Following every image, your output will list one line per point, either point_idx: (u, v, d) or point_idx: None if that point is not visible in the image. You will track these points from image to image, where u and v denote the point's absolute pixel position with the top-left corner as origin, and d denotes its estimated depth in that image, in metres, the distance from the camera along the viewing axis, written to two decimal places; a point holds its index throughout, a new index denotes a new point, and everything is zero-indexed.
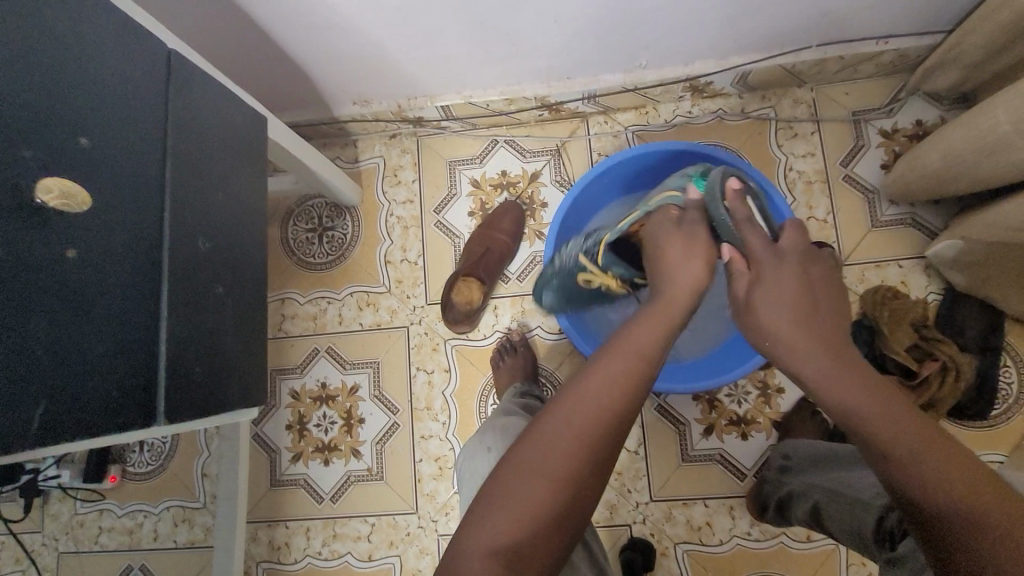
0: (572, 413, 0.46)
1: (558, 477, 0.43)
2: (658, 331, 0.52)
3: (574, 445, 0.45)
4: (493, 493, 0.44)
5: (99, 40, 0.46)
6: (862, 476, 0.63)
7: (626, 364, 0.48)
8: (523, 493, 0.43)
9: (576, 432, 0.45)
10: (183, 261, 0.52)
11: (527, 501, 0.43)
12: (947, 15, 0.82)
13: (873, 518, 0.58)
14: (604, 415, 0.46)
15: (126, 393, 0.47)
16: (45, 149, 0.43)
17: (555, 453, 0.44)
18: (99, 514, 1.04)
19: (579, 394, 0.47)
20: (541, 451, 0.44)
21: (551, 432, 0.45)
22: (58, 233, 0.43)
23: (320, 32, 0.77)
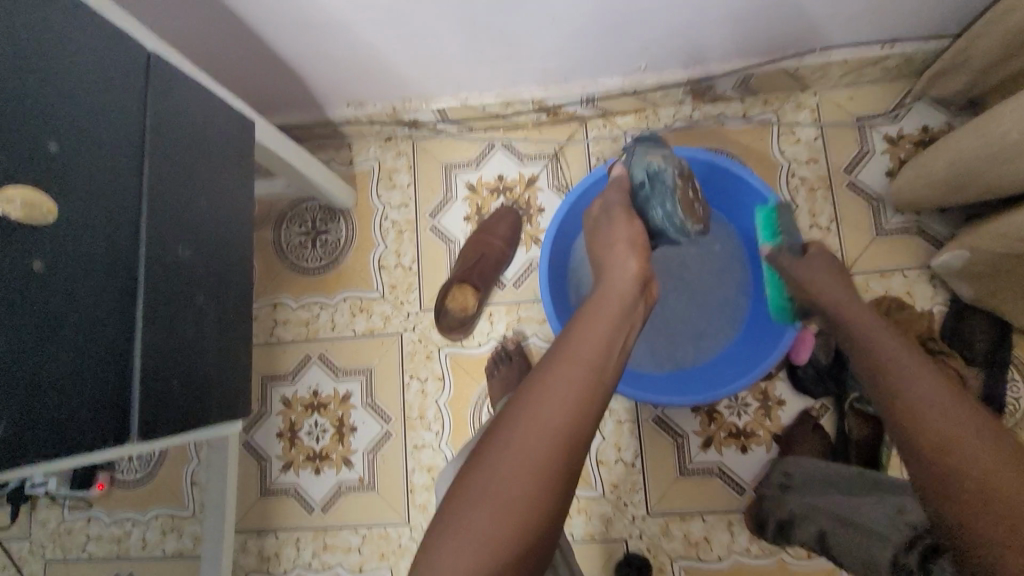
0: (527, 429, 0.45)
1: (520, 490, 0.43)
2: (601, 331, 0.52)
3: (532, 461, 0.44)
4: (448, 526, 0.43)
5: (71, 41, 0.45)
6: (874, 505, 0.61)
7: (577, 374, 0.48)
8: (476, 524, 0.42)
9: (526, 454, 0.44)
10: (159, 271, 0.50)
11: (488, 518, 0.42)
12: (955, 17, 0.79)
13: (889, 554, 0.56)
14: (554, 433, 0.45)
15: (97, 410, 0.45)
16: (11, 155, 0.41)
17: (515, 469, 0.44)
18: (87, 521, 1.02)
19: (528, 412, 0.46)
20: (499, 465, 0.44)
21: (508, 446, 0.45)
22: (25, 245, 0.41)
23: (311, 33, 0.75)
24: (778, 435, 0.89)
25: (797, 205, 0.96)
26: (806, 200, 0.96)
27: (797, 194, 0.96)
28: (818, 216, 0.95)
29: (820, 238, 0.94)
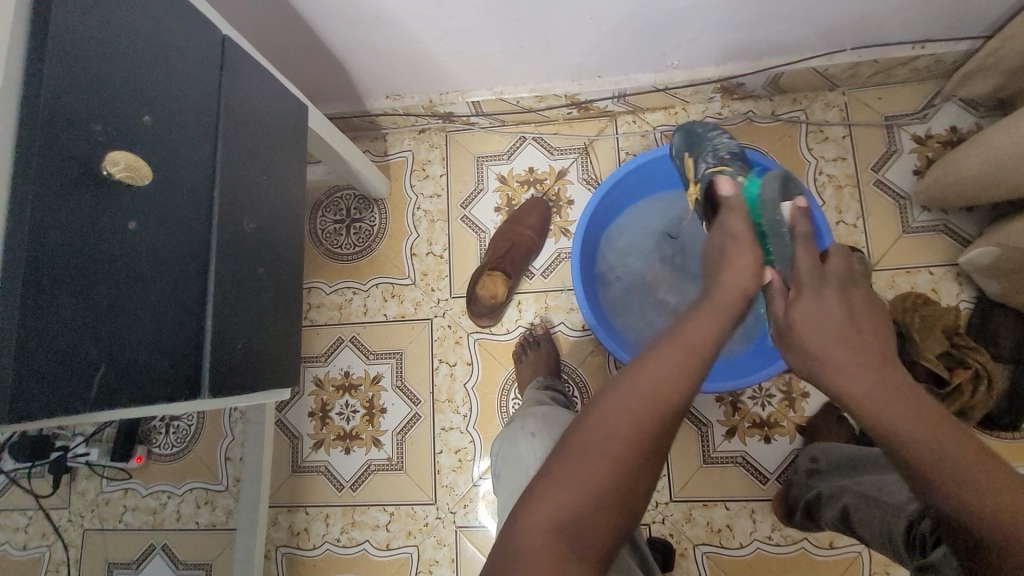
0: (634, 411, 0.46)
1: (621, 469, 0.44)
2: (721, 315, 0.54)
3: (643, 444, 0.45)
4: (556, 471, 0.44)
5: (161, 20, 0.48)
6: (898, 480, 0.62)
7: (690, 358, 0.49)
8: (585, 466, 0.44)
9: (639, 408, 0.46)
10: (229, 242, 0.53)
11: (589, 484, 0.43)
12: (987, 20, 0.81)
13: (904, 522, 0.57)
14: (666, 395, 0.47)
15: (177, 361, 0.48)
16: (113, 124, 0.44)
17: (622, 444, 0.44)
18: (124, 493, 1.06)
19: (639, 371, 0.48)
20: (608, 441, 0.44)
21: (619, 426, 0.45)
22: (121, 205, 0.44)
23: (359, 25, 0.78)
24: (801, 426, 0.91)
25: (824, 202, 0.98)
26: (833, 197, 0.97)
27: (824, 191, 0.98)
28: (844, 213, 0.97)
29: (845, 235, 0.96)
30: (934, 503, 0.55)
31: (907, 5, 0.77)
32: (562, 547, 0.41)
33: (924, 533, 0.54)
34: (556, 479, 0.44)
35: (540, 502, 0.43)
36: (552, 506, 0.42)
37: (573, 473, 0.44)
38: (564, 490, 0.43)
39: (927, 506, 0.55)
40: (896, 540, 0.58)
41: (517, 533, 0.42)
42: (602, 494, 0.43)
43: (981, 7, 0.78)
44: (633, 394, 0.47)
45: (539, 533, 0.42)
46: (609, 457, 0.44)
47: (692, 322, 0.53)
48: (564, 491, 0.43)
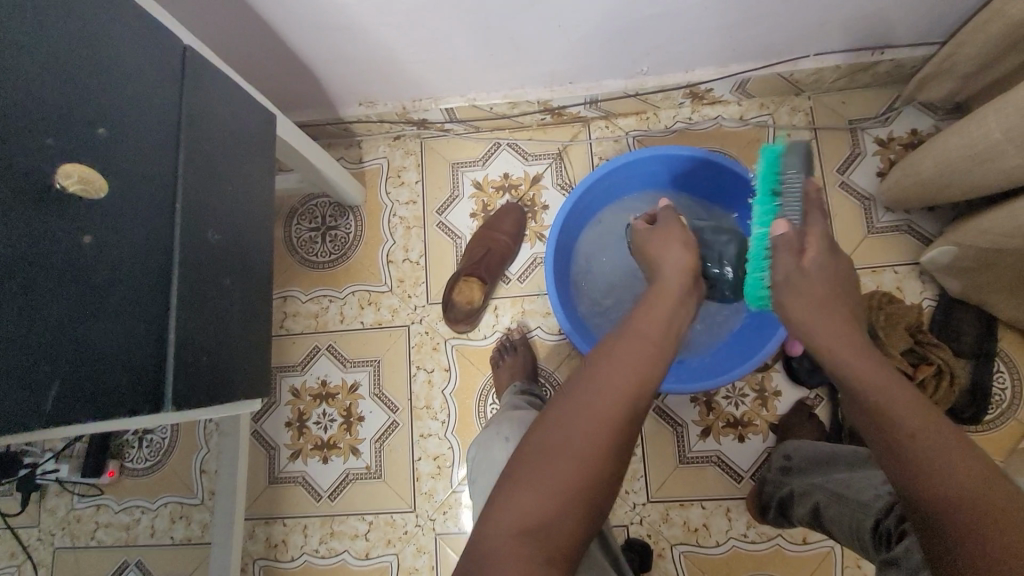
0: (584, 409, 0.47)
1: (578, 466, 0.45)
2: (665, 309, 0.56)
3: (595, 439, 0.46)
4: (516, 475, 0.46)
5: (117, 32, 0.48)
6: (867, 477, 0.63)
7: (636, 350, 0.51)
8: (542, 468, 0.45)
9: (590, 406, 0.47)
10: (193, 253, 0.53)
11: (548, 483, 0.45)
12: (941, 27, 0.83)
13: (872, 519, 0.59)
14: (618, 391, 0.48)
15: (138, 374, 0.48)
16: (67, 137, 0.44)
17: (576, 443, 0.46)
18: (96, 510, 1.04)
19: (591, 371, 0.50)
20: (561, 441, 0.46)
21: (570, 426, 0.47)
22: (75, 219, 0.44)
23: (328, 34, 0.78)
24: (773, 424, 0.93)
25: None
26: None
27: None
28: None
29: None
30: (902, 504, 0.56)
31: (865, 13, 0.80)
32: (529, 549, 0.42)
33: (893, 529, 0.56)
34: (515, 485, 0.45)
35: (501, 507, 0.44)
36: (514, 512, 0.44)
37: (531, 475, 0.45)
38: (525, 493, 0.44)
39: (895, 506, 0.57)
40: (864, 536, 0.60)
41: (483, 541, 0.43)
42: (561, 491, 0.44)
43: (933, 15, 0.81)
44: (581, 394, 0.48)
45: (505, 538, 0.43)
46: (563, 455, 0.45)
47: (634, 317, 0.55)
48: (525, 494, 0.44)
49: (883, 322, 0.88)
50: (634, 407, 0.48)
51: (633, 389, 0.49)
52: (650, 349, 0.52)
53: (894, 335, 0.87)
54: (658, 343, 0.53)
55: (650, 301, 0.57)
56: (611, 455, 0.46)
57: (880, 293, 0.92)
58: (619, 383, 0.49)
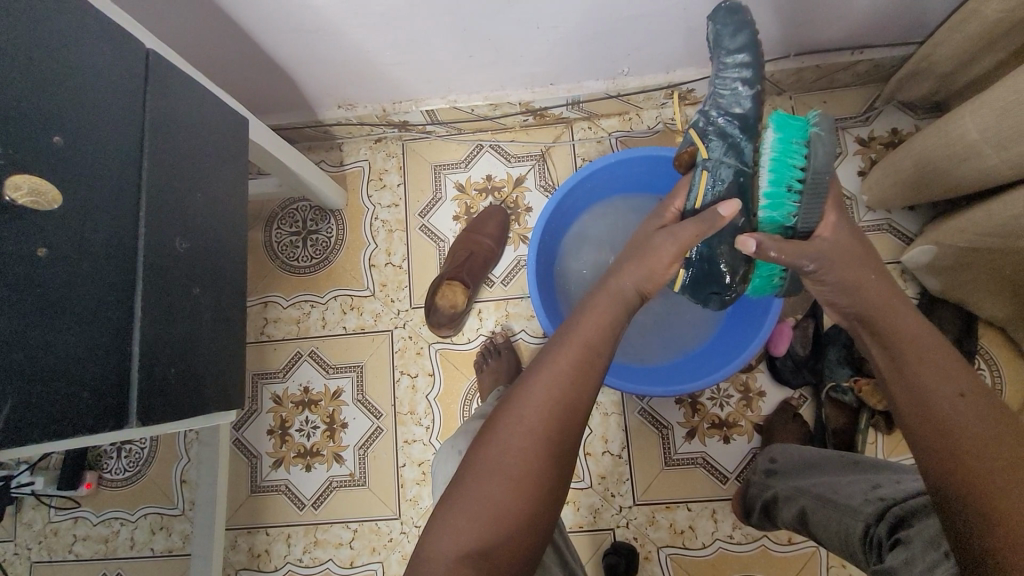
0: (518, 428, 0.48)
1: (511, 487, 0.46)
2: (607, 316, 0.56)
3: (526, 459, 0.47)
4: (459, 496, 0.47)
5: (74, 36, 0.46)
6: (855, 484, 0.64)
7: (569, 363, 0.51)
8: (484, 489, 0.46)
9: (527, 426, 0.48)
10: (158, 263, 0.51)
11: (484, 505, 0.46)
12: (918, 27, 0.84)
13: (862, 526, 0.59)
14: (555, 405, 0.49)
15: (101, 390, 0.46)
16: (19, 146, 0.42)
17: (516, 463, 0.46)
18: (73, 522, 1.01)
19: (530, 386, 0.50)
20: (493, 462, 0.47)
21: (501, 447, 0.47)
22: (29, 230, 0.43)
23: (302, 35, 0.76)
24: (758, 425, 0.93)
25: None
26: None
27: None
28: None
29: None
30: (894, 511, 0.56)
31: (844, 13, 0.80)
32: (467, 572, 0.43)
33: (885, 539, 0.55)
34: (451, 510, 0.46)
35: (438, 532, 0.46)
36: (456, 533, 0.45)
37: (468, 497, 0.46)
38: (459, 518, 0.46)
39: (886, 513, 0.57)
40: (852, 543, 0.60)
41: (424, 566, 0.45)
42: (495, 514, 0.45)
43: (911, 15, 0.81)
44: (513, 413, 0.49)
45: (444, 563, 0.44)
46: (496, 478, 0.46)
47: (569, 328, 0.55)
48: (460, 519, 0.45)
49: None
50: (565, 423, 0.48)
51: (565, 404, 0.49)
52: (584, 361, 0.52)
53: None
54: (592, 354, 0.53)
55: (589, 310, 0.57)
56: (544, 473, 0.47)
57: None
58: (550, 401, 0.49)
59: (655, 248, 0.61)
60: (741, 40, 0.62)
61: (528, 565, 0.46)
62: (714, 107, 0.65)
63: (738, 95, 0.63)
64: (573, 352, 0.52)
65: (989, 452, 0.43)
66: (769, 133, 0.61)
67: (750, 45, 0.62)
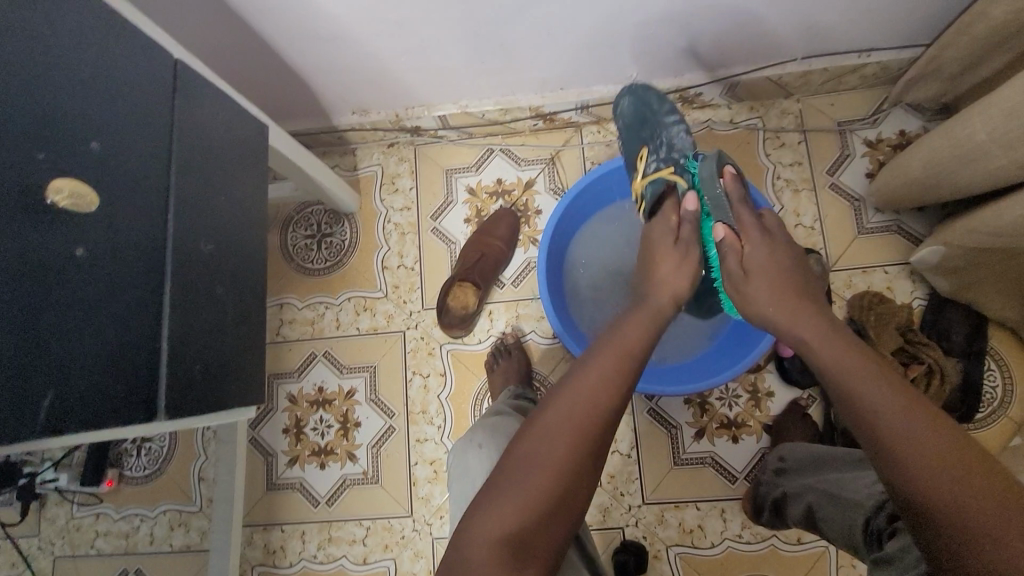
0: (562, 422, 0.50)
1: (554, 479, 0.48)
2: (647, 327, 0.59)
3: (574, 453, 0.49)
4: (500, 486, 0.48)
5: (108, 47, 0.49)
6: (858, 477, 0.63)
7: (614, 372, 0.54)
8: (530, 480, 0.48)
9: (577, 424, 0.50)
10: (185, 263, 0.53)
11: (526, 494, 0.47)
12: (924, 29, 0.84)
13: (864, 517, 0.60)
14: (603, 408, 0.51)
15: (132, 384, 0.49)
16: (58, 152, 0.45)
17: (562, 456, 0.49)
18: (95, 518, 1.04)
19: (579, 387, 0.53)
20: (540, 454, 0.49)
21: (550, 440, 0.49)
22: (67, 231, 0.45)
23: (320, 43, 0.79)
24: (767, 425, 0.93)
25: (782, 206, 1.01)
26: (790, 201, 1.01)
27: (782, 196, 1.02)
28: (802, 216, 1.00)
29: (804, 238, 1.00)
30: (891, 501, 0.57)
31: (850, 16, 0.80)
32: (503, 556, 0.44)
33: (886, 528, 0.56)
34: (490, 497, 0.48)
35: (476, 519, 0.47)
36: (494, 518, 0.46)
37: (512, 484, 0.48)
38: (502, 506, 0.47)
39: (884, 504, 0.58)
40: (855, 535, 0.61)
41: (461, 549, 0.46)
42: (537, 500, 0.47)
43: (919, 18, 0.81)
44: (563, 410, 0.51)
45: (482, 547, 0.45)
46: (543, 469, 0.48)
47: (612, 339, 0.58)
48: (502, 506, 0.47)
49: (873, 322, 0.91)
50: (604, 421, 0.51)
51: (611, 408, 0.52)
52: (627, 370, 0.55)
53: (883, 335, 0.90)
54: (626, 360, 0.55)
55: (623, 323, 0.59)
56: (588, 471, 0.49)
57: (871, 293, 0.94)
58: (598, 402, 0.52)
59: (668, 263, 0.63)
60: (667, 106, 0.80)
61: (558, 557, 0.48)
62: (654, 154, 0.75)
63: (675, 118, 0.78)
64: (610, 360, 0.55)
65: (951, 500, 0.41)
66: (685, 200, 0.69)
67: (674, 109, 0.80)
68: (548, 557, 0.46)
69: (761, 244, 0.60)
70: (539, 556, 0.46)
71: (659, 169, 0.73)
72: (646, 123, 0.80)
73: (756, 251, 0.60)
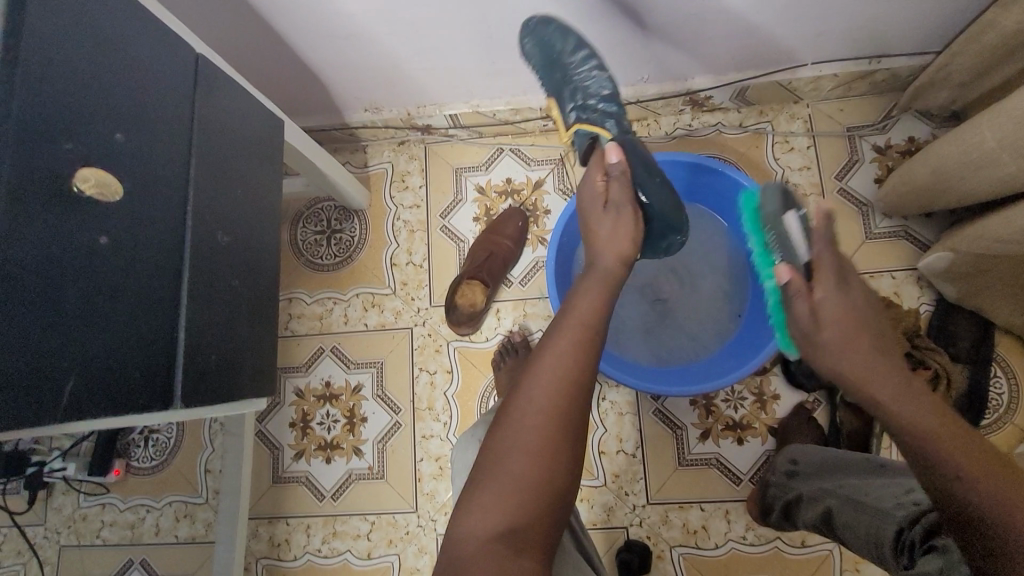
0: (530, 409, 0.50)
1: (526, 465, 0.48)
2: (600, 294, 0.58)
3: (541, 436, 0.49)
4: (480, 478, 0.49)
5: (134, 41, 0.49)
6: (885, 487, 0.64)
7: (570, 346, 0.53)
8: (506, 470, 0.48)
9: (540, 406, 0.50)
10: (203, 254, 0.54)
11: (504, 483, 0.48)
12: (935, 36, 0.85)
13: (895, 529, 0.59)
14: (561, 385, 0.51)
15: (150, 371, 0.49)
16: (84, 142, 0.45)
17: (531, 442, 0.48)
18: (102, 508, 1.05)
19: (536, 370, 0.52)
20: (512, 443, 0.49)
21: (517, 427, 0.49)
22: (92, 220, 0.45)
23: (335, 41, 0.80)
24: (773, 428, 0.94)
25: None
26: (799, 206, 1.02)
27: None
28: None
29: None
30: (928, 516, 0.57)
31: (862, 22, 0.81)
32: (493, 549, 0.45)
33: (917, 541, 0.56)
34: (476, 491, 0.48)
35: (467, 513, 0.48)
36: (479, 511, 0.47)
37: (490, 477, 0.48)
38: (484, 499, 0.48)
39: (919, 518, 0.58)
40: (882, 545, 0.61)
41: (456, 545, 0.47)
42: (519, 493, 0.47)
43: (931, 25, 0.82)
44: (524, 396, 0.51)
45: (472, 541, 0.46)
46: (515, 458, 0.48)
47: (567, 313, 0.56)
48: (484, 500, 0.47)
49: None
50: (570, 402, 0.50)
51: (568, 383, 0.51)
52: (583, 341, 0.54)
53: (891, 339, 0.89)
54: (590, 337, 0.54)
55: (576, 297, 0.58)
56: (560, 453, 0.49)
57: (880, 298, 0.93)
58: (557, 379, 0.51)
59: (608, 226, 0.61)
60: (573, 39, 0.71)
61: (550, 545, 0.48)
62: (572, 101, 0.70)
63: (587, 55, 0.71)
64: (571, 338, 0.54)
65: (983, 467, 0.45)
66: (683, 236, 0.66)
67: (579, 41, 0.71)
68: (542, 547, 0.47)
69: (830, 289, 0.57)
70: (529, 547, 0.46)
71: (580, 120, 0.69)
72: (547, 64, 0.72)
73: (827, 296, 0.56)
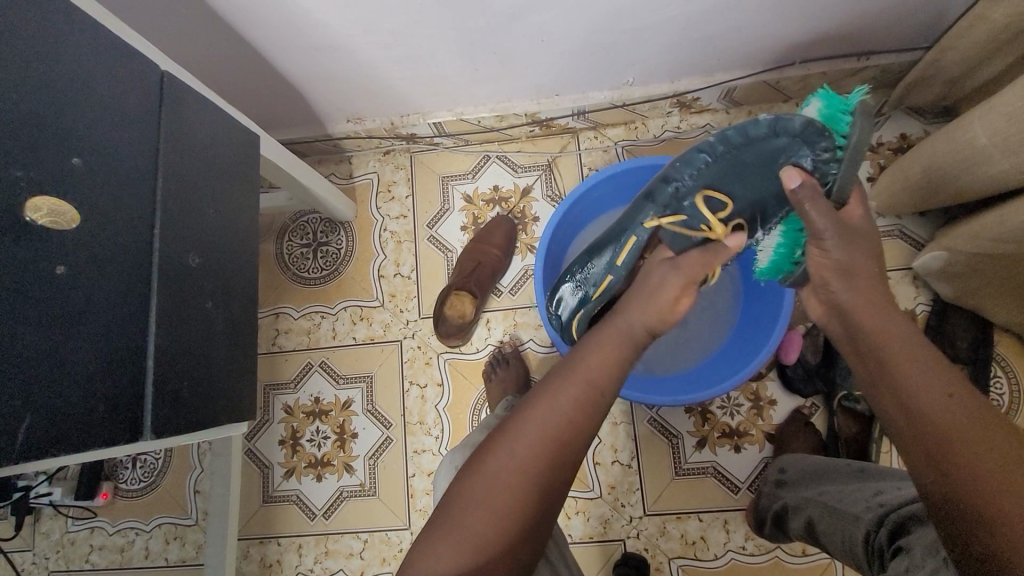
0: (513, 459, 0.50)
1: (490, 516, 0.48)
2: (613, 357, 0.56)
3: (512, 490, 0.48)
4: (446, 523, 0.49)
5: (89, 62, 0.48)
6: (859, 492, 0.63)
7: (568, 400, 0.52)
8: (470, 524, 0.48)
9: (520, 460, 0.49)
10: (170, 279, 0.53)
11: (471, 534, 0.47)
12: (925, 31, 0.83)
13: (863, 533, 0.58)
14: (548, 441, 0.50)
15: (114, 404, 0.47)
16: (37, 169, 0.44)
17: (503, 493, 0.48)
18: (90, 532, 1.03)
19: (528, 421, 0.51)
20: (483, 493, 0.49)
21: (493, 474, 0.49)
22: (47, 250, 0.44)
23: (312, 53, 0.78)
24: (769, 434, 0.92)
25: None
26: None
27: None
28: None
29: None
30: (894, 519, 0.56)
31: (848, 21, 0.79)
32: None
33: (888, 547, 0.55)
34: (440, 536, 0.48)
35: (427, 552, 0.48)
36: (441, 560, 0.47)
37: (457, 524, 0.48)
38: (444, 545, 0.48)
39: (886, 520, 0.57)
40: (856, 550, 0.60)
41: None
42: (474, 546, 0.47)
43: (919, 21, 0.80)
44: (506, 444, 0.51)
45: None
46: (480, 511, 0.48)
47: (575, 362, 0.56)
48: (444, 547, 0.48)
49: None
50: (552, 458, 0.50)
51: (555, 440, 0.51)
52: (585, 398, 0.53)
53: None
54: (595, 392, 0.54)
55: (595, 342, 0.58)
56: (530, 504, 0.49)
57: None
58: (544, 433, 0.51)
59: None
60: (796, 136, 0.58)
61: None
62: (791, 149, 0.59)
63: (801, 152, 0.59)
64: (577, 391, 0.53)
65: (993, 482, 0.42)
66: (775, 228, 0.67)
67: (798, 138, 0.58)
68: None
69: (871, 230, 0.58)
70: None
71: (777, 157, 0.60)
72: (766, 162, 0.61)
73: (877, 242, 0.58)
